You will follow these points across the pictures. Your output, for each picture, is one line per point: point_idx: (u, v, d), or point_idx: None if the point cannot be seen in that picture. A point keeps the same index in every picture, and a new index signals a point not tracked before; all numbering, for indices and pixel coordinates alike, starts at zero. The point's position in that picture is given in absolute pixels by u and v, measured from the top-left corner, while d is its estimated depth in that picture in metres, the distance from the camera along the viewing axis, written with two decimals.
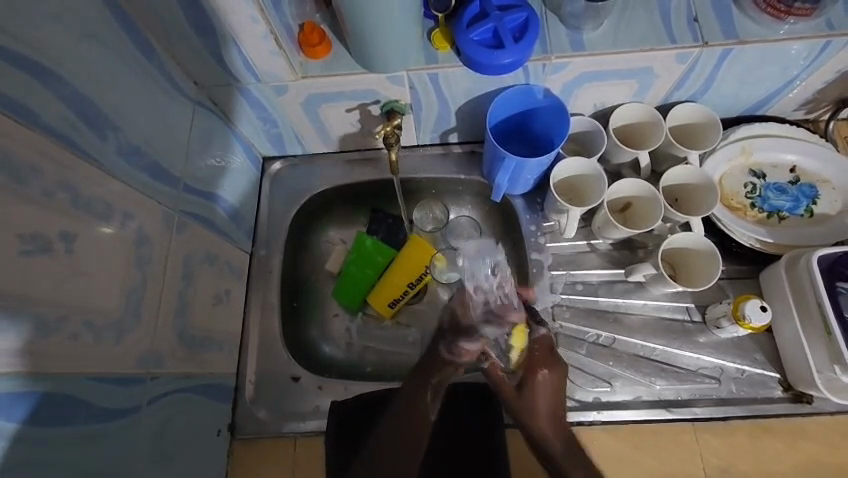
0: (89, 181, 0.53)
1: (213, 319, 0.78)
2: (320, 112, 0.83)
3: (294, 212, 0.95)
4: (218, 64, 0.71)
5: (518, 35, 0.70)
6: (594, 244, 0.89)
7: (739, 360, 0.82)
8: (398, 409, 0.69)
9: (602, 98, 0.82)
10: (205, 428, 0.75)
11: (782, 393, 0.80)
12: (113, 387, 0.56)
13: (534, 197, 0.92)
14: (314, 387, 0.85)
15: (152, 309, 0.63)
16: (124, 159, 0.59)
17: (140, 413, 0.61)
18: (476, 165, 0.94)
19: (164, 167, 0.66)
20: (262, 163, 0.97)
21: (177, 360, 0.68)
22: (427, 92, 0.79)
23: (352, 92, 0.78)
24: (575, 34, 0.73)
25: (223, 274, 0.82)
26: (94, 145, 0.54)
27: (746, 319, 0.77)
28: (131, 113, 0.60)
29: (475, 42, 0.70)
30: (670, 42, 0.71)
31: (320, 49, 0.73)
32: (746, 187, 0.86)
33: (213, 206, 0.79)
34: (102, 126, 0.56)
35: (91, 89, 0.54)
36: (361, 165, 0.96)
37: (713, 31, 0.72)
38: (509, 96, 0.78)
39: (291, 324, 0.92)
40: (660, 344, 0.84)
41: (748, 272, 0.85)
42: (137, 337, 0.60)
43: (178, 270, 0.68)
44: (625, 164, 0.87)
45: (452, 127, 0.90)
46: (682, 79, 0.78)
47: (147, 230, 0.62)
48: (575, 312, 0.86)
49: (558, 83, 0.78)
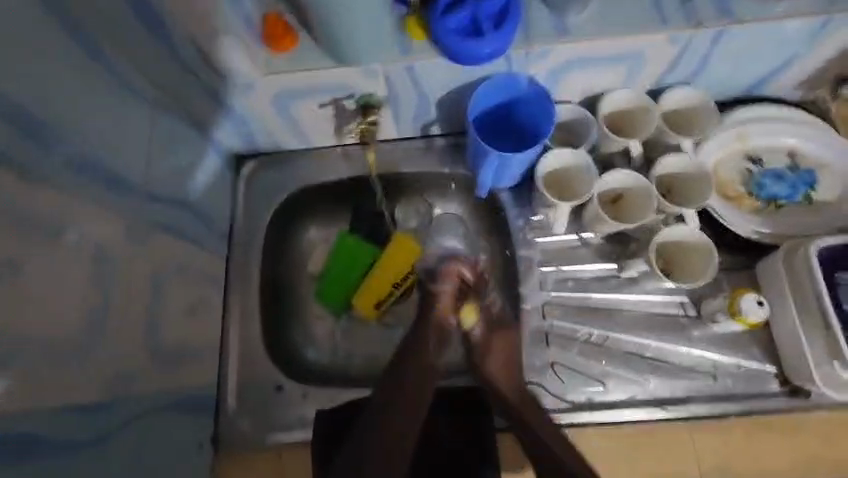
0: (35, 200, 0.49)
1: (188, 331, 0.75)
2: (292, 108, 0.78)
3: (271, 213, 0.91)
4: (177, 61, 0.65)
5: (498, 22, 0.65)
6: (584, 238, 0.86)
7: (735, 354, 0.79)
8: (392, 407, 0.64)
9: (590, 85, 0.77)
10: (185, 445, 0.72)
11: (779, 388, 0.78)
12: (79, 418, 0.53)
13: (522, 190, 0.88)
14: (298, 395, 0.82)
15: (118, 329, 0.59)
16: (76, 173, 0.54)
17: (112, 439, 0.58)
18: (460, 157, 0.90)
19: (122, 176, 0.62)
20: (235, 162, 0.92)
21: (150, 379, 0.65)
22: (404, 86, 0.74)
23: (325, 87, 0.73)
24: (559, 18, 0.68)
25: (197, 283, 0.78)
26: (41, 161, 0.49)
27: (742, 315, 0.75)
28: (83, 120, 0.56)
29: (453, 31, 0.65)
30: (661, 24, 0.67)
31: (286, 43, 0.68)
32: (742, 174, 0.82)
33: (182, 213, 0.75)
34: (49, 137, 0.51)
35: (36, 98, 0.49)
36: (339, 162, 0.92)
37: (708, 10, 0.67)
38: (490, 87, 0.73)
39: (273, 330, 0.89)
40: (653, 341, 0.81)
41: (744, 263, 0.81)
42: (103, 361, 0.57)
43: (146, 284, 0.65)
44: (616, 152, 0.82)
45: (433, 119, 0.85)
46: (675, 63, 0.73)
47: (107, 246, 0.58)
48: (565, 310, 0.83)
49: (544, 71, 0.73)
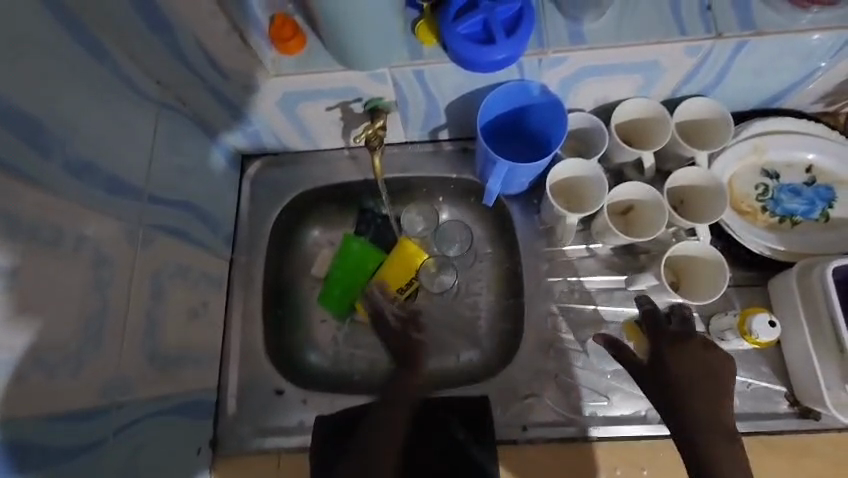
0: (31, 208, 0.48)
1: (187, 334, 0.74)
2: (299, 111, 0.76)
3: (276, 215, 0.90)
4: (181, 62, 0.64)
5: (511, 28, 0.63)
6: (592, 248, 0.84)
7: (744, 373, 0.78)
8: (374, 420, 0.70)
9: (603, 93, 0.75)
10: (183, 449, 0.72)
11: (788, 408, 0.76)
12: (69, 427, 0.52)
13: (531, 198, 0.87)
14: (297, 401, 0.82)
15: (115, 335, 0.59)
16: (73, 178, 0.53)
17: (104, 446, 0.57)
18: (468, 163, 0.88)
19: (122, 180, 0.61)
20: (240, 162, 0.91)
21: (146, 384, 0.64)
22: (413, 90, 0.72)
23: (333, 90, 0.72)
24: (575, 26, 0.66)
25: (199, 286, 0.78)
26: (34, 164, 0.49)
27: (751, 334, 0.73)
28: (80, 123, 0.55)
29: (463, 37, 0.63)
30: (679, 34, 0.65)
31: (292, 45, 0.66)
32: (757, 189, 0.80)
33: (185, 215, 0.74)
34: (46, 143, 0.50)
35: (29, 101, 0.48)
36: (346, 164, 0.90)
37: (729, 21, 0.65)
38: (501, 94, 0.72)
39: (274, 333, 0.88)
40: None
41: (756, 279, 0.80)
42: (99, 367, 0.56)
43: (145, 288, 0.64)
44: (628, 163, 0.81)
45: (442, 124, 0.83)
46: (692, 73, 0.71)
47: (106, 251, 0.57)
48: (571, 322, 0.82)
49: (557, 78, 0.71)
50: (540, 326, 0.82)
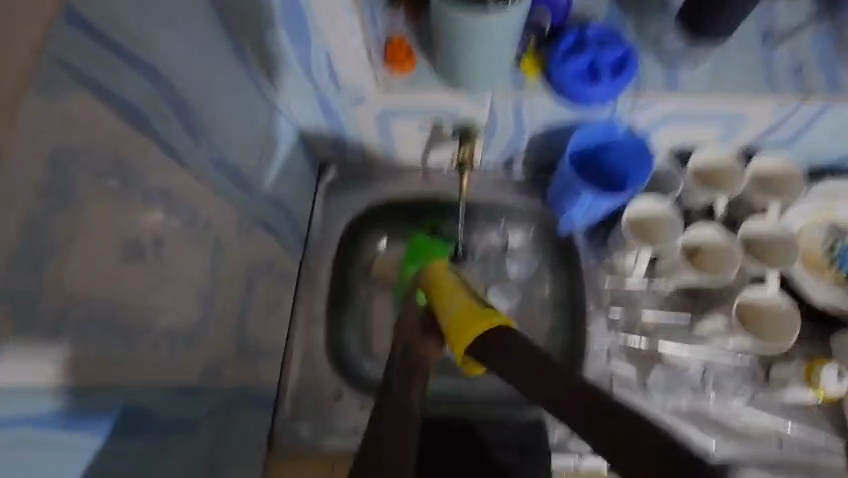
0: (182, 189, 0.52)
1: (264, 327, 0.76)
2: (392, 126, 0.81)
3: (348, 222, 0.93)
4: (303, 69, 0.69)
5: (616, 70, 0.68)
6: (655, 286, 0.87)
7: (803, 424, 0.78)
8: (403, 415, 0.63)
9: (684, 139, 0.79)
10: (249, 440, 0.73)
11: (846, 466, 0.76)
12: (180, 400, 0.54)
13: (596, 231, 0.90)
14: (355, 405, 0.83)
15: (219, 314, 0.61)
16: (211, 164, 0.57)
17: (200, 424, 0.58)
18: (538, 191, 0.92)
19: (242, 172, 0.65)
20: (319, 169, 0.95)
21: (234, 370, 0.66)
22: (506, 118, 0.76)
23: (431, 110, 0.76)
24: (672, 73, 0.70)
25: (278, 281, 0.80)
26: (188, 147, 0.52)
27: (821, 385, 0.75)
28: (220, 115, 0.59)
29: (570, 74, 0.68)
30: (770, 91, 0.69)
31: (406, 65, 0.72)
32: (825, 244, 0.82)
33: (277, 212, 0.77)
34: (198, 130, 0.54)
35: (192, 91, 0.53)
36: (419, 181, 0.94)
37: (818, 84, 0.69)
38: (591, 130, 0.75)
39: (335, 338, 0.89)
40: (716, 398, 0.80)
41: (819, 333, 0.81)
42: (206, 346, 0.58)
43: (243, 276, 0.67)
44: (697, 206, 0.84)
45: (519, 152, 0.86)
46: (773, 129, 0.75)
47: (223, 237, 0.60)
48: (631, 357, 0.83)
49: (643, 120, 0.75)
50: (599, 355, 0.83)
